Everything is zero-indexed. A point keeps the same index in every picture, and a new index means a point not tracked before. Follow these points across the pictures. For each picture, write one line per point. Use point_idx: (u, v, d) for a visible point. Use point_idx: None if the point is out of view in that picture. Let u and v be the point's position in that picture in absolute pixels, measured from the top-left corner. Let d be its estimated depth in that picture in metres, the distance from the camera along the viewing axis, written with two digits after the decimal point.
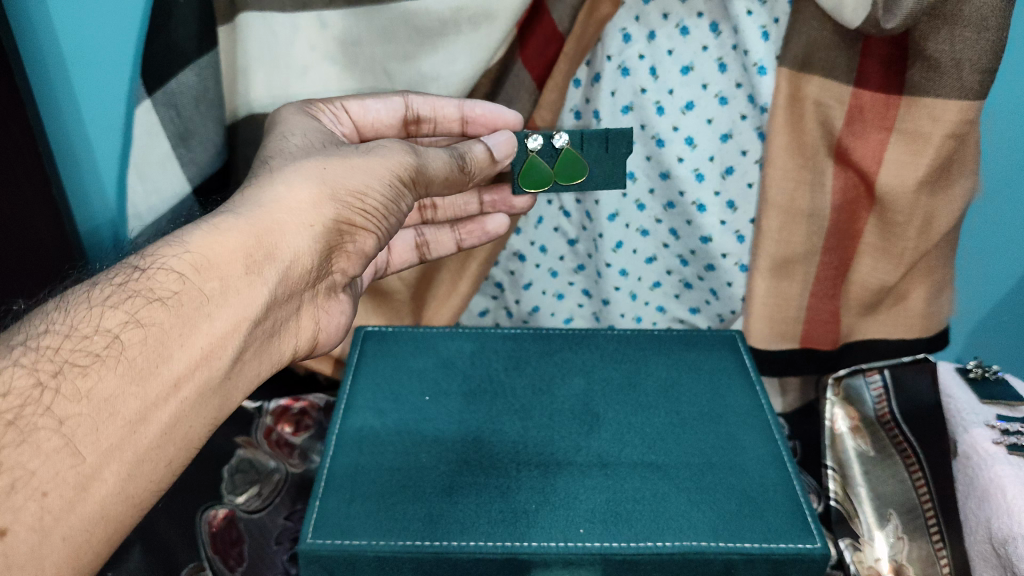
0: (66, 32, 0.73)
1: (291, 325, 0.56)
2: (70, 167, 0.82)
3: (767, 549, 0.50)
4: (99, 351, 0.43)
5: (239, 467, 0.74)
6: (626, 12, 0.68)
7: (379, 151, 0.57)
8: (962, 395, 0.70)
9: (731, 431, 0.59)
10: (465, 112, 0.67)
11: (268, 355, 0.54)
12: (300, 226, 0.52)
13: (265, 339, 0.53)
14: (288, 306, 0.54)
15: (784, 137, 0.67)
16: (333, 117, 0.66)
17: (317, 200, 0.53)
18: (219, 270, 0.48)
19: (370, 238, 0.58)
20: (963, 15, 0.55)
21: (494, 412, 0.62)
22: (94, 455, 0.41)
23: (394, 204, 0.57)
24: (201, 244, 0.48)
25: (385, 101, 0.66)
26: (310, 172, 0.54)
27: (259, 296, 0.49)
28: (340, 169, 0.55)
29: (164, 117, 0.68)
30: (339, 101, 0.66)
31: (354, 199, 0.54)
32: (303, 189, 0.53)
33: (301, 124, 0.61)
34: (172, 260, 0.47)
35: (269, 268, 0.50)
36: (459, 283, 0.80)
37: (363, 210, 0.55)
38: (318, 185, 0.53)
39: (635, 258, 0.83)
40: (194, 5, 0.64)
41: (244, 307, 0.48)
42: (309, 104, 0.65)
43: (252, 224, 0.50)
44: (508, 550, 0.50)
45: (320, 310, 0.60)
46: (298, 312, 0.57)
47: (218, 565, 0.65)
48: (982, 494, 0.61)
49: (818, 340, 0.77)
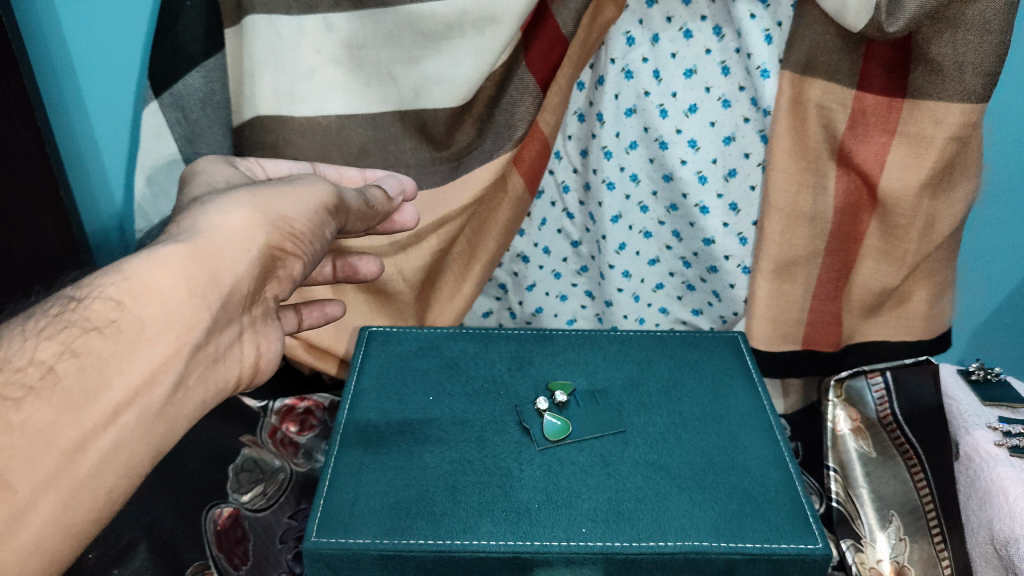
0: (74, 38, 0.74)
1: (234, 351, 0.53)
2: (78, 170, 0.83)
3: (769, 549, 0.51)
4: (33, 382, 0.42)
5: (244, 466, 0.72)
6: (630, 16, 0.69)
7: (300, 184, 0.57)
8: (963, 396, 0.71)
9: (733, 432, 0.60)
10: (368, 176, 0.70)
11: (213, 380, 0.51)
12: (236, 251, 0.50)
13: (210, 363, 0.51)
14: (229, 328, 0.52)
15: (786, 141, 0.67)
16: (249, 168, 0.66)
17: (247, 226, 0.52)
18: (160, 295, 0.46)
19: (297, 264, 0.56)
20: (966, 19, 0.56)
21: (496, 412, 0.62)
22: (28, 487, 0.41)
23: (319, 232, 0.56)
24: (141, 269, 0.46)
25: (295, 163, 0.69)
26: (242, 200, 0.53)
27: (201, 321, 0.47)
28: (268, 196, 0.54)
29: (170, 118, 0.70)
30: (253, 158, 0.67)
31: (283, 225, 0.53)
32: (235, 217, 0.52)
33: (221, 172, 0.62)
34: (110, 287, 0.45)
35: (214, 291, 0.48)
36: (463, 286, 0.79)
37: (293, 236, 0.54)
38: (255, 212, 0.53)
39: (638, 259, 0.83)
40: (202, 7, 0.66)
41: (184, 330, 0.47)
42: (227, 157, 0.66)
43: (191, 246, 0.48)
44: (510, 549, 0.51)
45: (259, 336, 0.56)
46: (239, 338, 0.54)
47: (224, 564, 0.64)
48: (983, 496, 0.62)
49: (819, 342, 0.76)
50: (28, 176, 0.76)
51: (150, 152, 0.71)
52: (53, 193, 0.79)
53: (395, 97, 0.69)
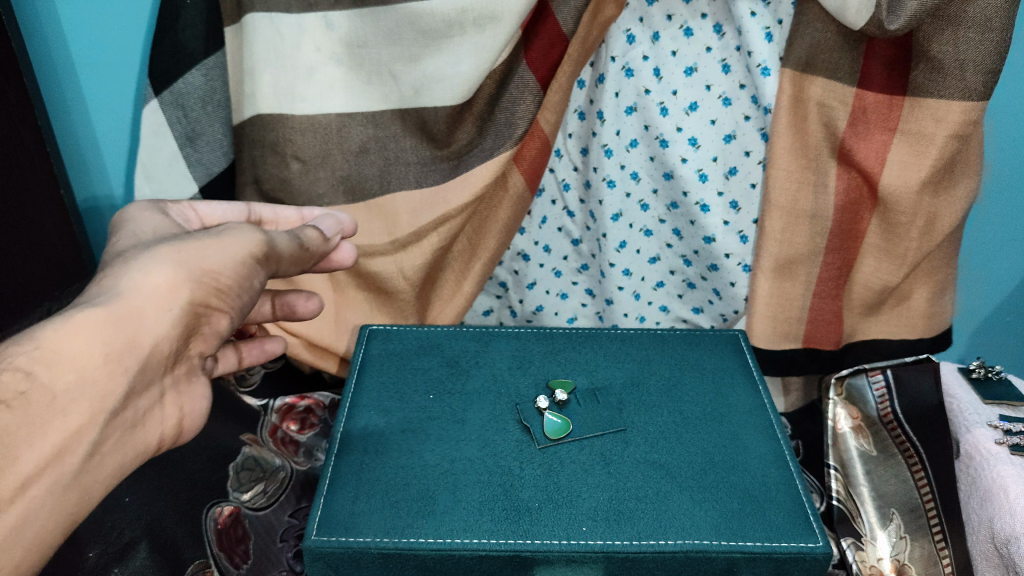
0: (73, 36, 0.74)
1: (155, 416, 0.48)
2: (80, 169, 0.83)
3: (769, 548, 0.51)
4: None
5: (244, 464, 0.72)
6: (630, 14, 0.69)
7: (227, 232, 0.51)
8: (964, 395, 0.71)
9: (734, 431, 0.60)
10: (306, 214, 0.67)
11: (131, 447, 0.47)
12: (152, 314, 0.45)
13: (128, 430, 0.46)
14: (149, 393, 0.47)
15: (786, 139, 0.67)
16: (180, 214, 0.61)
17: (165, 285, 0.46)
18: (75, 360, 0.42)
19: (224, 318, 0.50)
20: (967, 16, 0.56)
21: (496, 411, 0.62)
22: None
23: (248, 282, 0.51)
24: (52, 337, 0.41)
25: (229, 204, 0.65)
26: (161, 256, 0.47)
27: (119, 386, 0.43)
28: (191, 249, 0.48)
29: (171, 117, 0.70)
30: (186, 201, 0.62)
31: (207, 280, 0.48)
32: (152, 276, 0.46)
33: (148, 221, 0.56)
34: (17, 357, 0.41)
35: (131, 356, 0.44)
36: (464, 283, 0.79)
37: (218, 292, 0.48)
38: (176, 269, 0.47)
39: (638, 258, 0.83)
40: (202, 6, 0.66)
41: (102, 396, 0.43)
42: (156, 202, 0.61)
43: (106, 310, 0.43)
44: (511, 548, 0.51)
45: (183, 397, 0.50)
46: (162, 400, 0.48)
47: (224, 563, 0.64)
48: (985, 494, 0.63)
49: (820, 340, 0.76)
50: (30, 174, 0.76)
51: (151, 151, 0.71)
52: (53, 192, 0.79)
53: (395, 95, 0.69)
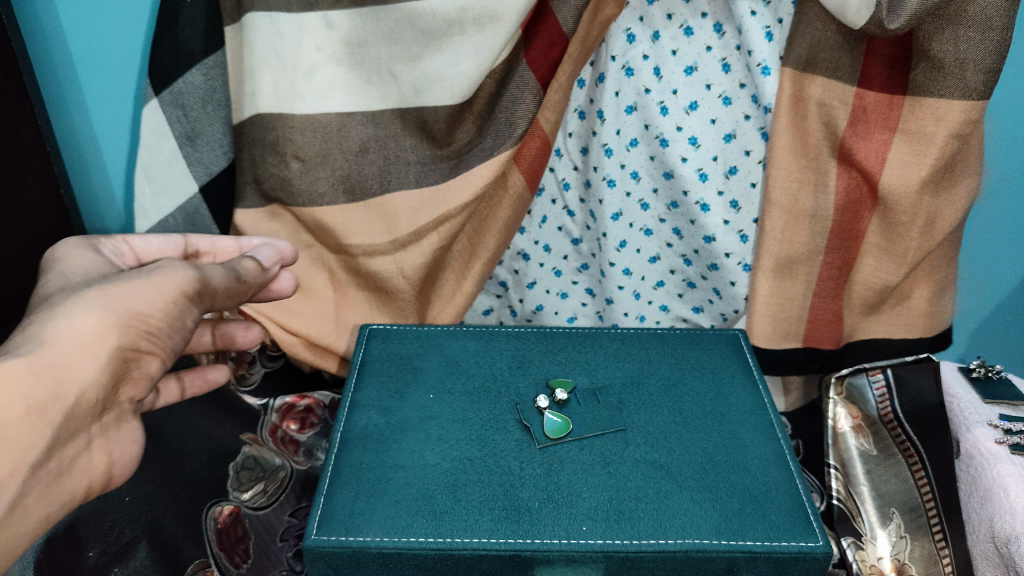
0: (72, 36, 0.74)
1: (84, 463, 0.46)
2: (80, 169, 0.83)
3: (770, 547, 0.51)
4: None
5: (244, 463, 0.72)
6: (631, 13, 0.69)
7: (156, 271, 0.49)
8: (964, 394, 0.72)
9: (734, 430, 0.60)
10: (244, 244, 0.66)
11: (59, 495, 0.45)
12: (78, 362, 0.43)
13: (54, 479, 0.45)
14: (76, 441, 0.45)
15: (786, 138, 0.67)
16: (113, 249, 0.58)
17: (92, 331, 0.44)
18: None
19: (155, 362, 0.48)
20: (967, 15, 0.56)
21: (496, 411, 0.62)
22: None
23: (181, 321, 0.48)
24: None
25: (164, 236, 0.62)
26: (85, 300, 0.45)
27: (41, 439, 0.42)
28: (117, 292, 0.46)
29: (171, 116, 0.70)
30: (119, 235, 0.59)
31: (136, 323, 0.45)
32: (77, 323, 0.43)
33: (77, 261, 0.53)
34: None
35: (53, 408, 0.42)
36: (464, 283, 0.79)
37: (148, 334, 0.46)
38: (101, 314, 0.44)
39: (638, 257, 0.83)
40: (201, 6, 0.67)
41: (21, 451, 0.41)
42: (86, 237, 0.57)
43: (29, 360, 0.41)
44: (511, 547, 0.51)
45: (114, 443, 0.48)
46: (89, 447, 0.46)
47: (224, 562, 0.64)
48: (985, 493, 0.63)
49: (820, 339, 0.76)
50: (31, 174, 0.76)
51: (150, 151, 0.72)
52: (53, 192, 0.79)
53: (395, 94, 0.69)
